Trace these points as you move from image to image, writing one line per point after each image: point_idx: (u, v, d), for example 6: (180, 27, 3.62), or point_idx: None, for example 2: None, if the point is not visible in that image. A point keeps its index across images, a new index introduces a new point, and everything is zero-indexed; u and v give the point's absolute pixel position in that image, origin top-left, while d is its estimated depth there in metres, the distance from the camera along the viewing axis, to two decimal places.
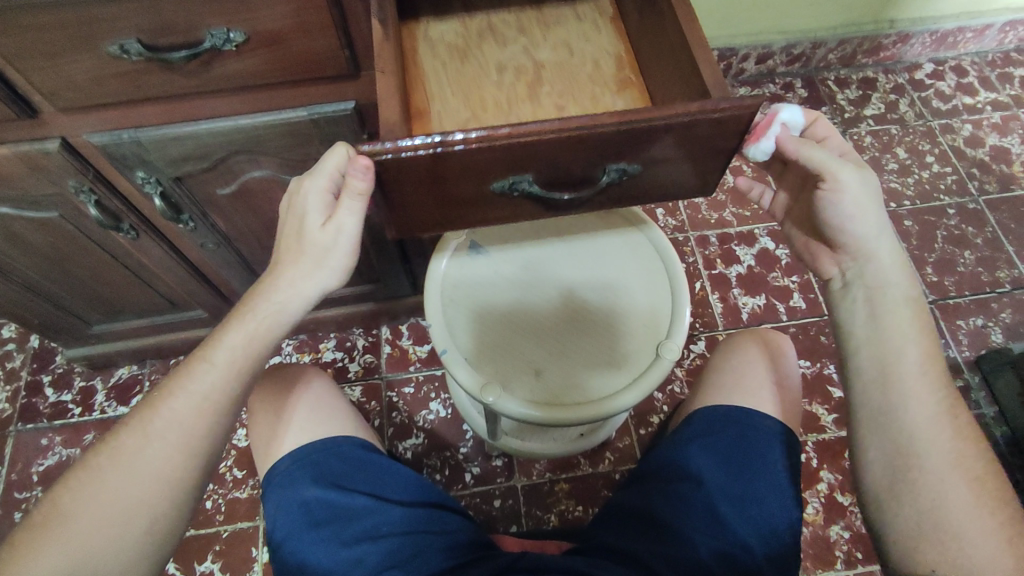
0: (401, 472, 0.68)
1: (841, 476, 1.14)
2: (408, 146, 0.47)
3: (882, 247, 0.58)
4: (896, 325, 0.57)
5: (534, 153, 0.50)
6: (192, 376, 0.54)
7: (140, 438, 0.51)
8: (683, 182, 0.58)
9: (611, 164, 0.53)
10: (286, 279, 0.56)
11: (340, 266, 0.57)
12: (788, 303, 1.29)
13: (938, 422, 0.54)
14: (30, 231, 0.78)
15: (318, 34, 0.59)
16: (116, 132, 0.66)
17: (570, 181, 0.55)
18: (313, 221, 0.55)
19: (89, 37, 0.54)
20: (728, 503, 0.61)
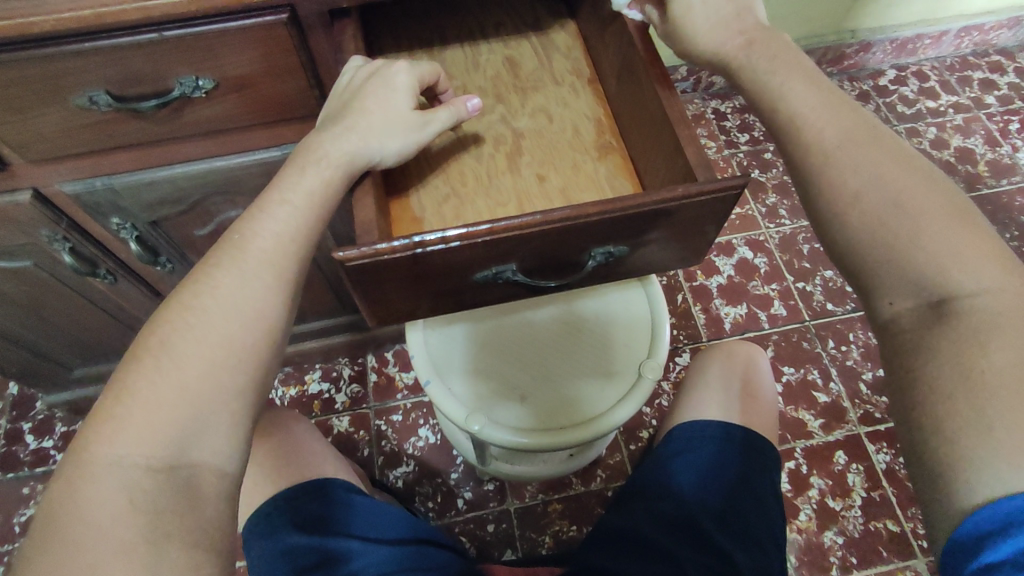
0: (386, 510, 0.68)
1: (831, 481, 1.15)
2: (386, 248, 0.43)
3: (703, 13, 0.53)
4: (786, 93, 0.49)
5: (518, 247, 0.46)
6: (172, 347, 0.44)
7: (129, 434, 0.42)
8: (670, 257, 0.56)
9: (597, 248, 0.50)
10: (326, 165, 0.52)
11: (396, 139, 0.55)
12: (769, 311, 1.30)
13: (855, 142, 0.46)
14: (4, 281, 0.78)
15: (287, 77, 0.59)
16: (89, 180, 0.66)
17: (555, 268, 0.52)
18: (384, 100, 0.54)
19: (56, 90, 0.54)
20: (716, 523, 0.61)
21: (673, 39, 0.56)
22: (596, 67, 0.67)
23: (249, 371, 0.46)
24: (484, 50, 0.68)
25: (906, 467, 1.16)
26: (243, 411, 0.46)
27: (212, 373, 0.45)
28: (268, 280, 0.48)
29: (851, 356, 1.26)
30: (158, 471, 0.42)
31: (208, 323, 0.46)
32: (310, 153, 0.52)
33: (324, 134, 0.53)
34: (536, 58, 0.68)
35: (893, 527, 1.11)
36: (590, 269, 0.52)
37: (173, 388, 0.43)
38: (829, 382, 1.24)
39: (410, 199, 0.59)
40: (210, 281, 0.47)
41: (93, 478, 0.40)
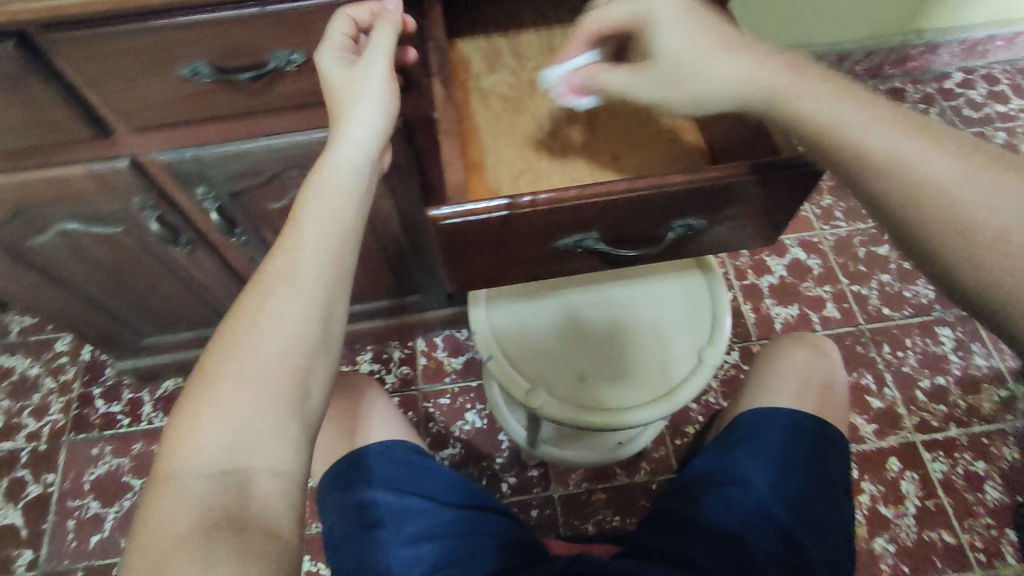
0: (451, 474, 0.69)
1: (884, 488, 1.12)
2: (478, 210, 0.45)
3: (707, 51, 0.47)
4: (865, 134, 0.44)
5: (602, 215, 0.48)
6: (231, 358, 0.46)
7: (194, 447, 0.44)
8: (743, 235, 0.56)
9: (678, 220, 0.51)
10: (344, 165, 0.52)
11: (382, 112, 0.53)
12: (821, 312, 1.28)
13: (996, 186, 0.41)
14: (95, 246, 0.83)
15: None
16: (181, 150, 0.70)
17: (634, 240, 0.53)
18: (345, 86, 0.53)
19: (164, 60, 0.58)
20: (783, 508, 0.61)
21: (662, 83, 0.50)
22: None
23: (290, 379, 0.46)
24: (558, 33, 0.70)
25: (964, 478, 1.12)
26: (297, 422, 0.46)
27: (261, 387, 0.45)
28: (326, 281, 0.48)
29: (908, 363, 1.23)
30: (221, 482, 0.43)
31: (258, 335, 0.46)
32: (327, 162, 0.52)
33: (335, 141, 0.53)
34: None
35: (949, 538, 1.08)
36: (669, 243, 0.52)
37: (217, 407, 0.44)
38: (883, 388, 1.21)
39: (487, 172, 0.61)
40: (259, 292, 0.47)
41: (167, 493, 0.43)
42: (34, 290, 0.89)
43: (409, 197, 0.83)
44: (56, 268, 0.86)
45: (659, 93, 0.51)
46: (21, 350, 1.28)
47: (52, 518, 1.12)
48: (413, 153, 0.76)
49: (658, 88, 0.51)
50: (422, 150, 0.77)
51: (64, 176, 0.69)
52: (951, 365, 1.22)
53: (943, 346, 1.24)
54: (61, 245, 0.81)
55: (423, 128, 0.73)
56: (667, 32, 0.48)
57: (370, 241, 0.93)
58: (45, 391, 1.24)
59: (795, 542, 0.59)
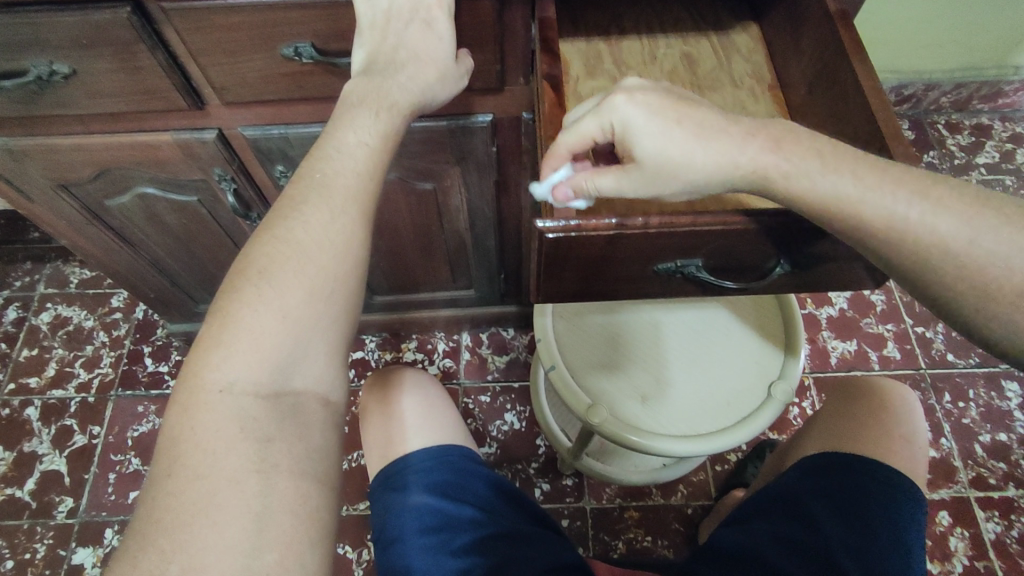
0: (506, 486, 0.65)
1: (930, 542, 1.08)
2: (588, 225, 0.43)
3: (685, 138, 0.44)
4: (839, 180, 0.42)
5: (714, 242, 0.46)
6: (270, 277, 0.45)
7: (231, 357, 0.43)
8: (849, 280, 0.52)
9: (788, 255, 0.49)
10: (389, 106, 0.51)
11: (445, 90, 0.55)
12: (881, 352, 1.23)
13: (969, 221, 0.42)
14: (169, 212, 0.83)
15: (477, 48, 0.60)
16: (267, 128, 0.70)
17: (735, 270, 0.50)
18: (422, 43, 0.52)
19: (268, 38, 0.58)
20: (846, 554, 0.58)
21: (656, 181, 0.45)
22: (779, 74, 0.64)
23: (343, 301, 0.47)
24: (662, 42, 0.67)
25: (1019, 542, 1.07)
26: (339, 341, 0.47)
27: (313, 300, 0.46)
28: (360, 213, 0.49)
29: (969, 415, 1.17)
30: (268, 399, 0.44)
31: (296, 245, 0.46)
32: (364, 96, 0.51)
33: (362, 77, 0.52)
34: (713, 58, 0.66)
35: None
36: (773, 277, 0.50)
37: (255, 326, 0.44)
38: (940, 439, 1.15)
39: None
40: (299, 210, 0.47)
41: (205, 407, 0.43)
42: (104, 248, 0.91)
43: (482, 193, 0.82)
44: (128, 230, 0.87)
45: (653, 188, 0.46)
46: (79, 301, 1.31)
47: (94, 470, 1.15)
48: (495, 151, 0.74)
49: (650, 187, 0.45)
50: (502, 149, 0.75)
51: (152, 143, 0.69)
52: (1014, 422, 1.17)
53: (1008, 402, 1.18)
54: (137, 208, 0.82)
55: (510, 126, 0.71)
56: (642, 136, 0.44)
57: (435, 233, 0.92)
58: (97, 344, 1.26)
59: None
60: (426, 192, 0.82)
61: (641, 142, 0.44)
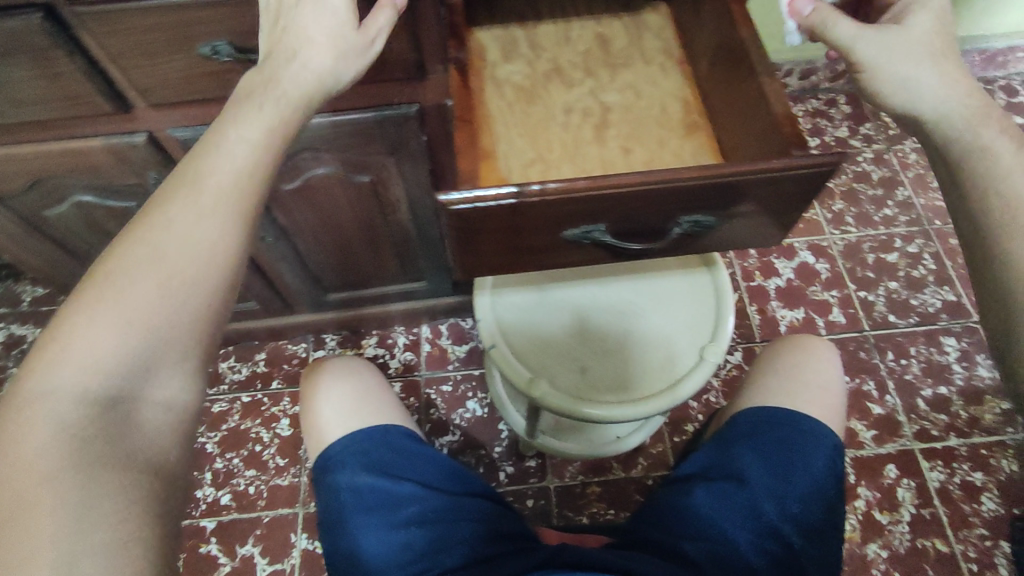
0: (445, 460, 0.67)
1: (880, 494, 1.12)
2: (487, 196, 0.45)
3: (922, 55, 0.60)
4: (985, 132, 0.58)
5: (612, 207, 0.48)
6: (117, 279, 0.44)
7: (68, 360, 0.42)
8: (753, 235, 0.56)
9: (686, 216, 0.51)
10: (276, 100, 0.51)
11: (349, 68, 0.55)
12: (827, 317, 1.28)
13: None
14: (109, 220, 0.84)
15: (392, 39, 0.62)
16: (197, 128, 0.71)
17: (640, 232, 0.53)
18: (318, 25, 0.53)
19: (184, 38, 0.59)
20: (771, 504, 0.63)
21: (895, 58, 0.60)
22: (686, 50, 0.68)
23: (200, 304, 0.46)
24: (576, 25, 0.70)
25: (961, 488, 1.12)
26: (195, 344, 0.46)
27: (162, 302, 0.44)
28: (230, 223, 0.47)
29: (911, 371, 1.23)
30: (105, 411, 0.43)
31: (158, 254, 0.45)
32: (256, 94, 0.51)
33: (260, 72, 0.52)
34: (622, 38, 0.69)
35: (943, 546, 1.08)
36: (674, 237, 0.53)
37: (93, 329, 0.43)
38: (885, 395, 1.21)
39: (501, 163, 0.61)
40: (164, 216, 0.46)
41: (32, 408, 0.41)
42: (47, 260, 0.91)
43: (419, 183, 0.84)
44: (71, 240, 0.87)
45: (875, 61, 0.61)
46: (33, 320, 1.30)
47: None
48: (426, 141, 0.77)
49: (876, 56, 0.60)
50: None
51: (82, 149, 0.70)
52: (954, 375, 1.22)
53: (947, 356, 1.24)
54: (76, 217, 0.82)
55: (437, 116, 0.73)
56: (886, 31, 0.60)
57: (379, 225, 0.93)
58: None
59: (775, 530, 0.62)
60: (364, 185, 0.83)
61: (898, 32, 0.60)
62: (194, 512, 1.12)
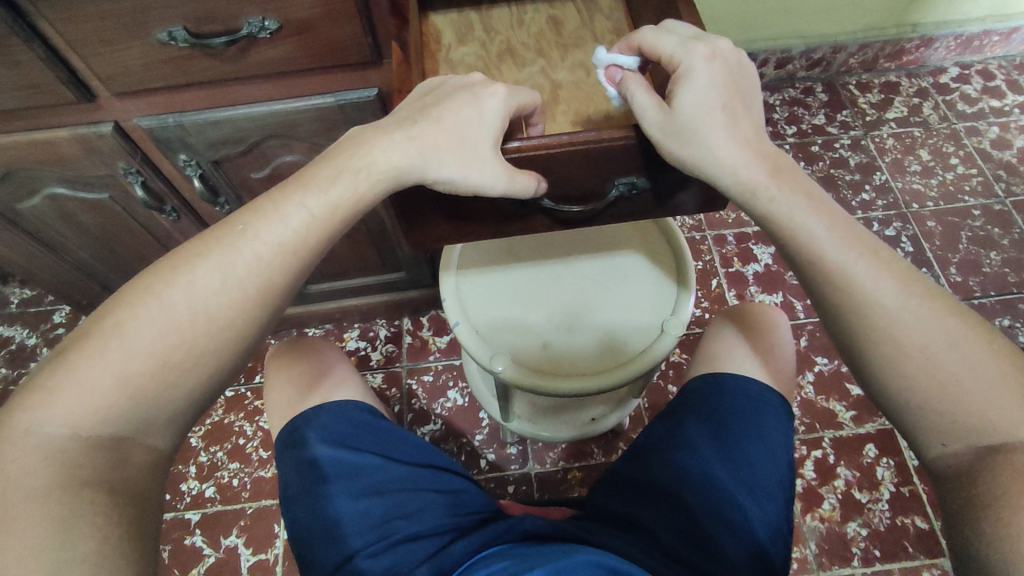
0: (408, 435, 0.68)
1: (859, 473, 1.13)
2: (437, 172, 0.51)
3: (711, 120, 0.50)
4: (794, 214, 0.50)
5: (546, 170, 0.54)
6: (126, 330, 0.44)
7: (69, 402, 0.43)
8: (690, 196, 0.61)
9: (620, 178, 0.57)
10: (365, 176, 0.50)
11: (458, 165, 0.51)
12: (806, 301, 1.29)
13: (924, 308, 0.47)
14: (83, 212, 0.86)
15: (344, 22, 0.64)
16: (162, 117, 0.72)
17: (578, 197, 0.59)
18: (462, 118, 0.51)
19: (141, 24, 0.61)
20: (722, 466, 0.64)
21: (699, 133, 0.50)
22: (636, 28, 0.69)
23: (204, 367, 0.46)
24: (528, 7, 0.72)
25: None
26: (188, 398, 0.46)
27: (164, 359, 0.45)
28: (249, 303, 0.48)
29: None
30: (91, 444, 0.43)
31: (167, 311, 0.46)
32: (356, 160, 0.51)
33: (388, 137, 0.51)
34: (574, 18, 0.71)
35: (923, 524, 1.08)
36: (614, 199, 0.58)
37: (97, 376, 0.44)
38: None
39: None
40: (188, 270, 0.47)
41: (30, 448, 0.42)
42: (26, 255, 0.93)
43: None
44: (47, 234, 0.89)
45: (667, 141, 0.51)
46: (20, 321, 1.31)
47: None
48: None
49: (662, 134, 0.51)
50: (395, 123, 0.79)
51: (51, 140, 0.72)
52: None
53: None
54: (51, 210, 0.84)
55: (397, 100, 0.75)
56: (691, 89, 0.50)
57: None
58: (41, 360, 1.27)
59: (726, 494, 0.62)
60: None
61: (688, 92, 0.50)
62: (178, 505, 1.13)
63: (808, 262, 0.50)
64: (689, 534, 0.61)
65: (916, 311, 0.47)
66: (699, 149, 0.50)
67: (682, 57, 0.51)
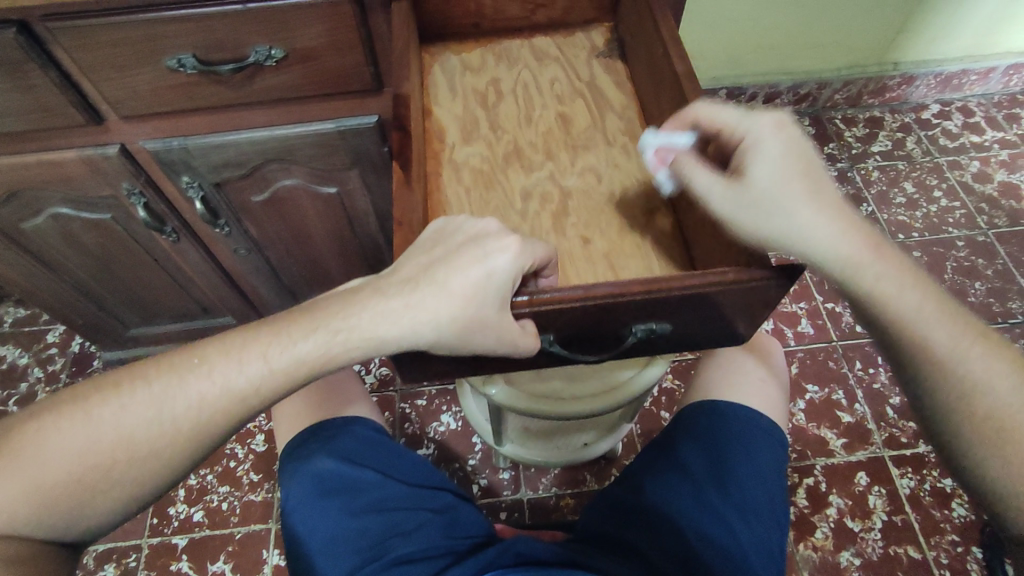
0: (409, 453, 0.69)
1: (852, 502, 1.13)
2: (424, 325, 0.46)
3: (796, 193, 0.48)
4: (881, 289, 0.48)
5: (555, 320, 0.48)
6: (49, 445, 0.44)
7: None
8: (727, 330, 0.53)
9: (639, 325, 0.50)
10: (340, 335, 0.47)
11: (456, 336, 0.47)
12: (796, 328, 1.30)
13: (1006, 377, 0.47)
14: (84, 232, 0.87)
15: (347, 52, 0.67)
16: (167, 140, 0.74)
17: (595, 339, 0.52)
18: (470, 288, 0.46)
19: (151, 51, 0.63)
20: (712, 485, 0.66)
21: (780, 207, 0.48)
22: (626, 64, 0.72)
23: (120, 493, 0.46)
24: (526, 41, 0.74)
25: (931, 494, 1.13)
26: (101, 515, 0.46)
27: (84, 478, 0.45)
28: (178, 444, 0.47)
29: (879, 380, 1.24)
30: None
31: (96, 432, 0.45)
32: (336, 314, 0.47)
33: (379, 295, 0.47)
34: (566, 53, 0.73)
35: (915, 553, 1.08)
36: (632, 344, 0.51)
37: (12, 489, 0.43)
38: (854, 404, 1.22)
39: (445, 177, 0.63)
40: (123, 394, 0.46)
41: None
42: (25, 275, 0.93)
43: (385, 194, 0.88)
44: (47, 254, 0.90)
45: (748, 221, 0.49)
46: (14, 340, 1.31)
47: None
48: (387, 151, 0.80)
49: (742, 210, 0.49)
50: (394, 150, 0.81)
51: (57, 162, 0.74)
52: None
53: None
54: (52, 230, 0.85)
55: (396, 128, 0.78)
56: (763, 162, 0.49)
57: (349, 237, 0.96)
58: (32, 380, 1.26)
59: (718, 515, 0.63)
60: (331, 197, 0.87)
61: (761, 162, 0.49)
62: (166, 529, 1.12)
63: (891, 335, 0.49)
64: (684, 553, 0.61)
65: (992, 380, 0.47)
66: (782, 218, 0.48)
67: (754, 132, 0.51)
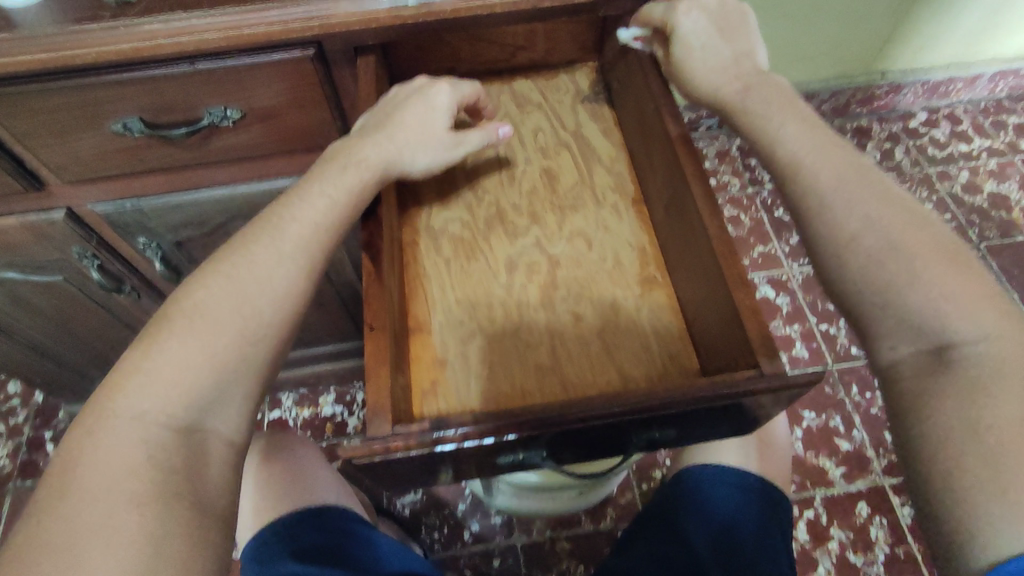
0: (384, 542, 0.64)
1: (852, 534, 1.10)
2: (400, 444, 0.41)
3: (708, 62, 0.55)
4: (780, 136, 0.51)
5: (548, 438, 0.43)
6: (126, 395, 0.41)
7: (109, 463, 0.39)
8: (735, 427, 0.49)
9: (638, 433, 0.45)
10: (338, 184, 0.51)
11: (428, 158, 0.55)
12: (791, 352, 1.27)
13: (917, 234, 0.45)
14: (35, 294, 0.80)
15: (311, 109, 0.61)
16: (119, 202, 0.68)
17: (588, 447, 0.48)
18: (421, 116, 0.55)
19: (92, 115, 0.57)
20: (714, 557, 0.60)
21: (694, 70, 0.55)
22: (614, 109, 0.67)
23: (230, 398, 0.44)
24: (507, 86, 0.69)
25: None
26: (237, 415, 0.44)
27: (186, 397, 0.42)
28: (274, 337, 0.46)
29: (876, 404, 1.22)
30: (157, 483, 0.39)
31: (156, 370, 0.42)
32: (311, 186, 0.51)
33: (355, 151, 0.52)
34: (549, 98, 0.68)
35: None
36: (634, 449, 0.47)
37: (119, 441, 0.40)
38: (852, 430, 1.19)
39: (421, 248, 0.59)
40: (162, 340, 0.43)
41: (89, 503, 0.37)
42: None
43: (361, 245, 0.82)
44: None
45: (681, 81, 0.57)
46: None
47: None
48: None
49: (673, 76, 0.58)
50: None
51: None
52: None
53: None
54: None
55: None
56: (683, 34, 0.55)
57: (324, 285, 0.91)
58: None
59: None
60: None
61: (682, 39, 0.56)
62: None
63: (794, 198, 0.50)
64: None
65: (933, 275, 0.43)
66: (702, 83, 0.55)
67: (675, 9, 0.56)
